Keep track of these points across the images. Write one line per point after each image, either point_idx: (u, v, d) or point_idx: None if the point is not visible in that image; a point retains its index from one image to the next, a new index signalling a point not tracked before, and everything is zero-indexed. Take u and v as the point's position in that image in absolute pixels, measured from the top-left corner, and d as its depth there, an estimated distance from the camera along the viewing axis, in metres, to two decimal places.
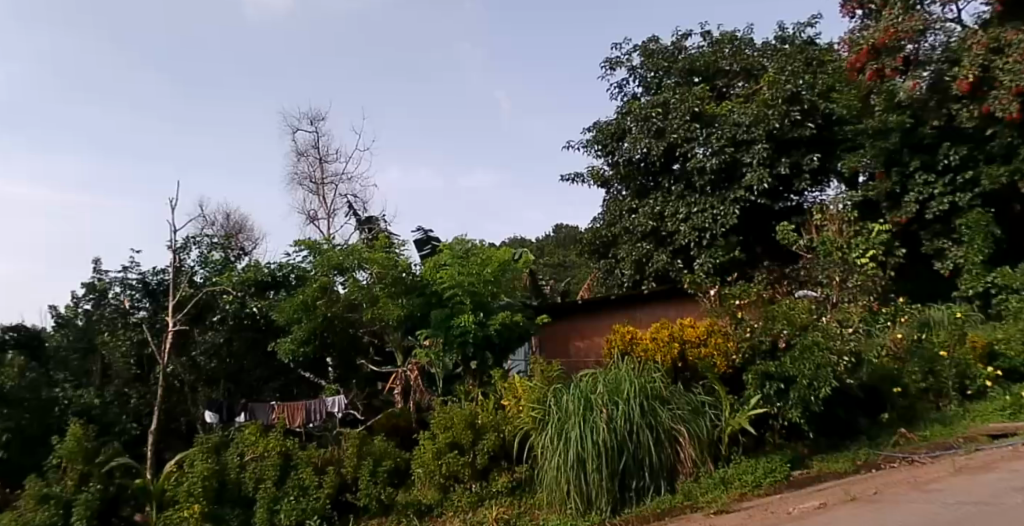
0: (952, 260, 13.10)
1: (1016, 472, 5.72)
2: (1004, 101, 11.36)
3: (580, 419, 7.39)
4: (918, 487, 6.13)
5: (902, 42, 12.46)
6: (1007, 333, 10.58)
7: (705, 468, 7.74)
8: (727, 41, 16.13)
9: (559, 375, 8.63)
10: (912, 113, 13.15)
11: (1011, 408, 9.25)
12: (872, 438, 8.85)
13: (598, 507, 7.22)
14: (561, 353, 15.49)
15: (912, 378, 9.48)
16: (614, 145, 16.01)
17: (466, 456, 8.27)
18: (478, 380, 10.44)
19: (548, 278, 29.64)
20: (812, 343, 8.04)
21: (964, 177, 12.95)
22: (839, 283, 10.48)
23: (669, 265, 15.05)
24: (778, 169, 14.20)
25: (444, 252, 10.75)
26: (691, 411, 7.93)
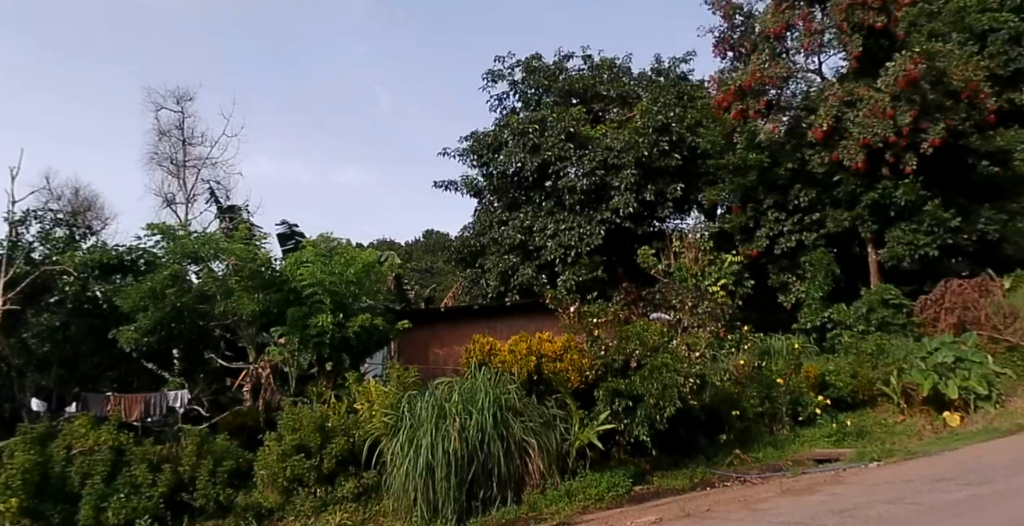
0: (795, 294, 14.23)
1: (834, 495, 6.19)
2: (852, 150, 12.62)
3: (433, 427, 7.27)
4: (748, 506, 6.49)
5: (766, 87, 13.49)
6: (837, 367, 11.52)
7: (552, 481, 7.81)
8: (606, 67, 16.64)
9: (415, 382, 8.49)
10: (770, 153, 14.07)
11: (836, 434, 10.03)
12: (710, 457, 9.35)
13: (444, 516, 7.10)
14: (420, 361, 15.24)
15: (750, 402, 10.12)
16: (489, 156, 16.10)
17: (312, 459, 7.82)
18: (332, 381, 10.07)
19: (416, 283, 29.29)
20: (660, 364, 8.31)
21: (811, 218, 14.11)
22: (690, 309, 10.44)
23: (533, 278, 15.23)
24: (643, 195, 14.77)
25: (308, 248, 10.30)
26: (542, 424, 7.99)
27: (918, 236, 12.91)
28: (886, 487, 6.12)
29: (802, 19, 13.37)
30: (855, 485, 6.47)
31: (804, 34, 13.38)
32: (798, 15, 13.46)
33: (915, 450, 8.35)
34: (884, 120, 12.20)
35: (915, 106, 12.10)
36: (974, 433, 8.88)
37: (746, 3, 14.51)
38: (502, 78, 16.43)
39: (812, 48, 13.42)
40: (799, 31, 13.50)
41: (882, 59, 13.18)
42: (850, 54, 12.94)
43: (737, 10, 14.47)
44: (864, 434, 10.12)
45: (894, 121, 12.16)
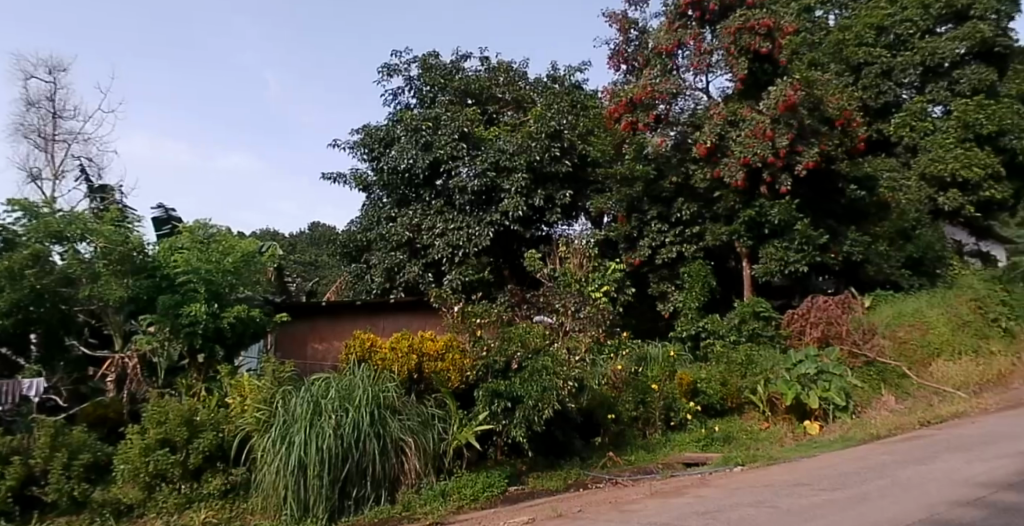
0: (673, 304, 14.81)
1: (699, 497, 6.48)
2: (732, 168, 13.34)
3: (307, 424, 7.00)
4: (618, 507, 6.66)
5: (656, 102, 14.10)
6: (708, 375, 12.07)
7: (428, 480, 7.68)
8: (502, 70, 16.73)
9: (291, 377, 8.06)
10: (656, 166, 14.62)
11: (704, 439, 10.50)
12: (584, 459, 9.55)
13: (315, 515, 6.84)
14: (297, 355, 14.71)
15: (625, 407, 10.44)
16: (381, 150, 15.71)
17: (178, 454, 7.28)
18: (203, 374, 9.45)
19: (298, 278, 28.22)
20: (541, 367, 8.50)
21: (691, 230, 14.63)
22: (570, 313, 10.60)
23: (419, 277, 15.11)
24: (533, 200, 14.91)
25: (183, 234, 9.73)
26: (421, 423, 7.88)
27: (789, 252, 13.81)
28: (748, 490, 6.45)
29: (693, 39, 13.97)
30: (719, 489, 6.79)
31: (694, 53, 13.99)
32: (689, 35, 14.04)
33: (777, 456, 8.87)
34: (763, 141, 13.03)
35: (792, 130, 13.01)
36: (831, 441, 9.47)
37: (641, 19, 15.00)
38: (397, 72, 16.08)
39: (701, 68, 14.03)
40: (690, 50, 14.10)
41: (765, 83, 13.99)
42: (737, 75, 13.63)
43: (633, 25, 14.98)
44: (731, 440, 10.63)
45: (772, 143, 13.00)
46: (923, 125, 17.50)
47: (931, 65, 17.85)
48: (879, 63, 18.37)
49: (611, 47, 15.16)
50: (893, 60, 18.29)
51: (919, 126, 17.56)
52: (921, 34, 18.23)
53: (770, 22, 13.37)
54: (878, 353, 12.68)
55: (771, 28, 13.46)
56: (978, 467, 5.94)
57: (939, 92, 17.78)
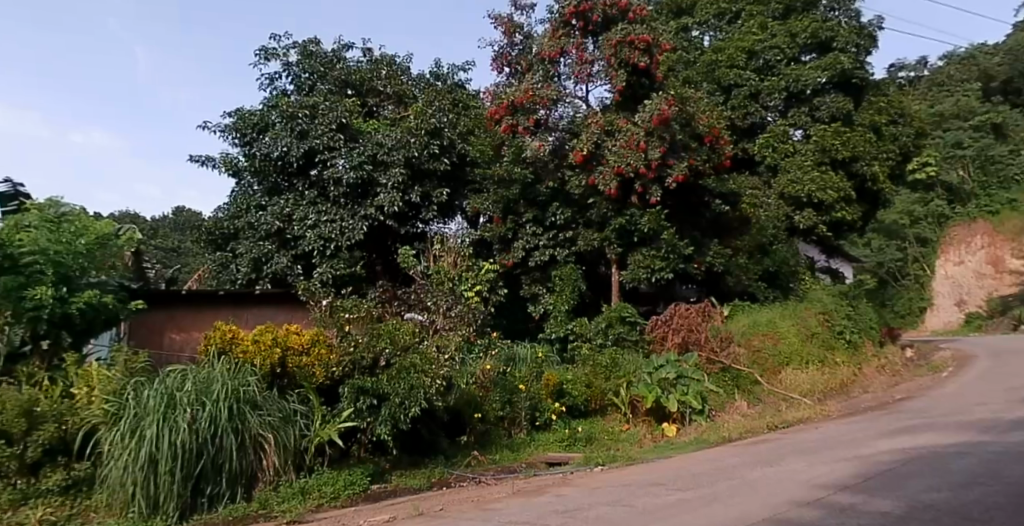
0: (543, 306, 15.12)
1: (561, 496, 6.61)
2: (607, 177, 13.69)
3: (159, 416, 6.53)
4: (481, 506, 6.66)
5: (537, 106, 14.19)
6: (574, 377, 12.21)
7: (286, 478, 7.43)
8: (385, 63, 16.37)
9: (144, 368, 7.74)
10: (534, 170, 14.84)
11: (568, 439, 10.80)
12: (449, 458, 9.52)
13: (164, 513, 6.41)
14: (152, 344, 13.56)
15: (492, 407, 10.48)
16: (253, 136, 15.03)
17: (14, 448, 6.59)
18: (46, 362, 8.64)
19: (158, 263, 26.49)
20: (409, 365, 8.32)
21: (565, 235, 15.04)
22: (443, 311, 10.38)
23: (288, 269, 14.58)
24: (410, 196, 14.75)
25: (31, 211, 8.59)
26: (281, 419, 7.59)
27: (655, 261, 14.37)
28: (607, 489, 6.65)
29: (575, 48, 14.35)
30: (580, 488, 6.97)
31: (576, 62, 14.39)
32: (571, 44, 14.41)
33: (635, 457, 9.21)
34: (636, 152, 13.46)
35: (664, 144, 13.57)
36: (687, 443, 9.98)
37: (526, 24, 15.20)
38: (274, 57, 15.41)
39: (581, 77, 14.44)
40: (571, 59, 14.47)
41: (641, 97, 14.49)
42: (614, 87, 14.15)
43: (518, 29, 15.12)
44: (592, 440, 10.97)
45: (645, 154, 13.48)
46: (784, 147, 18.76)
47: (794, 91, 19.13)
48: (746, 86, 19.48)
49: (495, 49, 15.29)
50: (760, 84, 19.45)
51: (781, 148, 18.82)
52: (787, 62, 19.52)
53: (649, 39, 13.93)
54: (733, 360, 13.55)
55: (650, 44, 14.01)
56: (816, 469, 6.40)
57: (800, 117, 19.15)
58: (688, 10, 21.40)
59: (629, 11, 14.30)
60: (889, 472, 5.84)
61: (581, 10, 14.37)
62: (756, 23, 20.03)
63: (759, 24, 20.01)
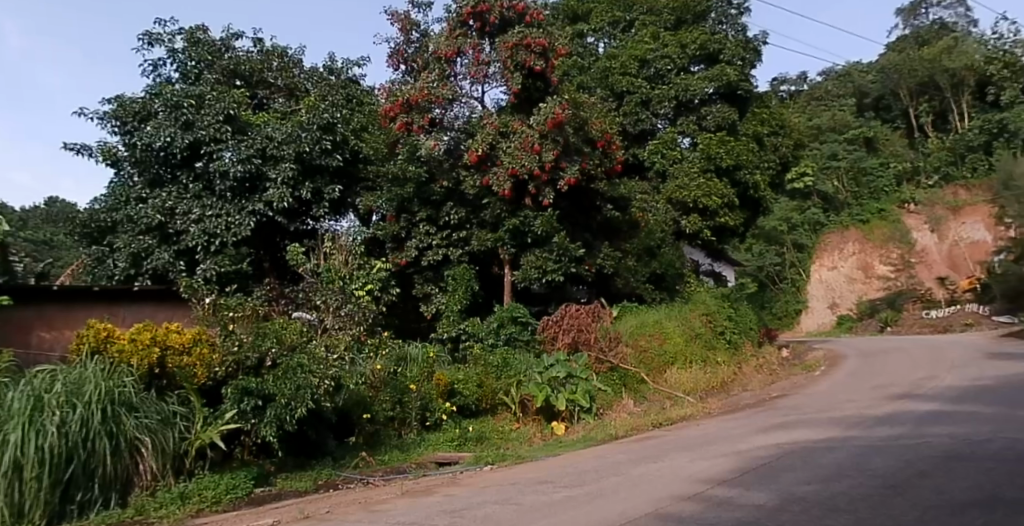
0: (436, 305, 15.00)
1: (449, 496, 6.59)
2: (500, 178, 13.74)
3: (25, 421, 6.03)
4: (367, 507, 6.47)
5: (431, 105, 14.24)
6: (465, 376, 12.26)
7: (164, 482, 7.14)
8: (276, 55, 15.96)
9: (8, 369, 7.13)
10: (428, 170, 14.67)
11: (457, 439, 10.72)
12: (336, 459, 9.39)
13: (30, 521, 5.96)
14: (14, 344, 11.67)
15: (382, 406, 10.46)
16: (135, 126, 14.11)
17: None
18: None
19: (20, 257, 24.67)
20: (296, 365, 8.21)
21: (458, 234, 14.92)
22: (332, 310, 10.89)
23: (170, 265, 13.87)
24: (300, 193, 14.22)
25: None
26: (160, 422, 7.28)
27: (548, 262, 14.31)
28: (494, 489, 6.68)
29: (472, 48, 14.33)
30: (468, 488, 6.97)
31: (472, 62, 14.33)
32: (468, 44, 14.39)
33: (524, 456, 9.27)
34: (531, 154, 13.54)
35: (557, 147, 13.62)
36: (575, 441, 10.16)
37: (423, 21, 15.14)
38: (160, 43, 14.78)
39: (478, 77, 14.39)
40: (468, 59, 14.43)
41: (536, 100, 14.52)
42: (511, 89, 14.21)
43: (414, 26, 15.15)
44: (483, 440, 10.93)
45: (539, 157, 13.56)
46: (673, 153, 19.44)
47: (684, 100, 19.93)
48: (638, 93, 20.08)
49: (391, 45, 15.29)
50: (650, 92, 20.11)
51: (670, 155, 19.48)
52: (678, 71, 20.20)
53: (545, 43, 14.06)
54: (620, 360, 13.89)
55: (546, 48, 14.12)
56: (697, 465, 6.62)
57: (689, 125, 19.91)
58: (584, 17, 22.10)
59: (527, 15, 14.47)
60: (765, 467, 6.10)
61: (479, 11, 14.45)
62: (648, 33, 20.71)
63: (651, 33, 20.69)
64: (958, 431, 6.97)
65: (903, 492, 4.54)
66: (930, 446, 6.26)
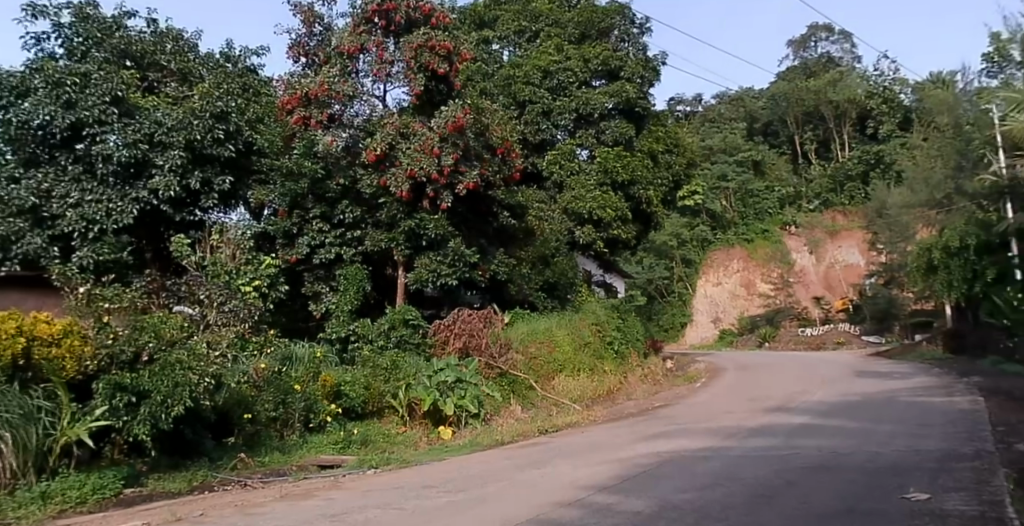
0: (325, 305, 14.31)
1: (329, 500, 6.48)
2: (399, 179, 13.40)
3: None
4: (243, 511, 6.22)
5: (331, 101, 13.93)
6: (352, 378, 11.83)
7: (25, 481, 6.83)
8: (171, 38, 14.77)
9: None
10: (325, 165, 14.04)
11: (341, 442, 10.39)
12: (213, 460, 9.02)
13: None
14: None
15: (264, 406, 10.11)
16: (10, 101, 12.53)
17: None
18: None
19: None
20: (174, 361, 7.92)
21: (352, 234, 14.19)
22: (216, 305, 9.94)
23: (42, 251, 12.49)
24: (188, 181, 13.03)
25: None
26: (23, 416, 6.89)
27: (442, 266, 14.15)
28: (375, 493, 6.61)
29: (376, 46, 14.05)
30: (350, 491, 6.87)
31: (375, 60, 14.05)
32: (372, 42, 14.11)
33: (410, 459, 9.20)
34: (430, 157, 13.37)
35: (457, 151, 13.61)
36: (461, 446, 10.16)
37: (327, 16, 14.90)
38: (46, 16, 13.93)
39: (380, 76, 14.11)
40: (371, 56, 14.15)
41: (438, 103, 14.60)
42: (413, 90, 14.05)
43: (317, 19, 14.82)
44: (368, 443, 10.70)
45: (438, 160, 13.43)
46: (571, 165, 19.78)
47: (584, 113, 20.22)
48: (540, 103, 20.40)
49: (291, 37, 14.85)
50: (552, 103, 20.46)
51: (567, 166, 19.76)
52: (579, 84, 20.60)
53: (450, 47, 14.07)
54: (511, 365, 13.96)
55: (450, 52, 14.16)
56: (579, 472, 6.73)
57: (587, 137, 20.26)
58: (491, 23, 22.14)
59: (433, 17, 14.28)
60: (644, 475, 6.25)
61: (384, 9, 14.13)
62: (553, 44, 20.88)
63: (556, 45, 20.87)
64: (825, 444, 7.35)
65: (772, 500, 4.75)
66: (799, 457, 6.57)
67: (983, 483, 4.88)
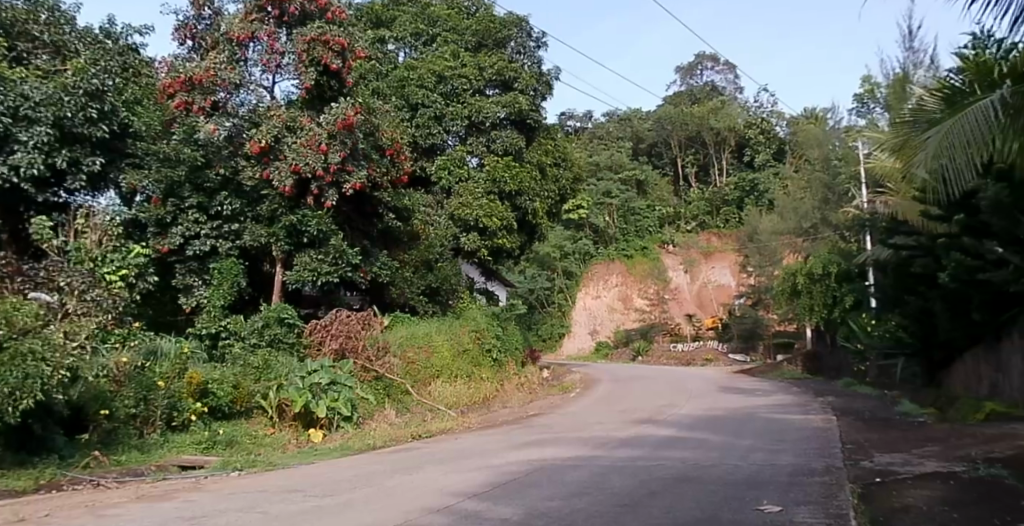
0: (196, 299, 13.66)
1: (189, 501, 6.22)
2: (282, 173, 13.18)
3: None
4: (94, 512, 5.89)
5: (216, 88, 13.33)
6: (220, 377, 11.36)
7: None
8: (47, 7, 13.88)
9: None
10: (204, 153, 13.34)
11: (205, 442, 9.98)
12: (63, 457, 8.47)
13: None
14: None
15: (124, 402, 9.51)
16: None
17: None
18: None
19: None
20: (26, 352, 7.40)
21: (230, 226, 13.64)
22: (76, 293, 9.65)
23: None
24: (54, 160, 12.30)
25: None
26: None
27: (323, 265, 13.96)
28: (238, 496, 6.42)
29: (267, 35, 13.68)
30: (211, 494, 6.62)
31: (266, 50, 13.75)
32: (264, 30, 13.72)
33: (276, 462, 8.95)
34: (316, 153, 13.16)
35: (345, 149, 13.42)
36: (331, 449, 10.00)
37: (218, 0, 14.31)
38: None
39: (270, 66, 13.85)
40: (262, 46, 13.79)
41: (328, 99, 14.23)
42: (303, 84, 13.76)
43: (207, 2, 14.25)
44: (234, 444, 10.30)
45: (325, 157, 13.23)
46: (460, 171, 19.68)
47: (476, 121, 20.06)
48: (432, 108, 19.89)
49: (179, 19, 14.23)
50: (444, 108, 20.02)
51: (456, 172, 19.67)
52: (472, 92, 20.41)
53: (345, 43, 13.79)
54: (387, 369, 13.94)
55: (344, 48, 13.87)
56: (450, 478, 6.73)
57: (477, 145, 20.07)
58: (388, 24, 21.28)
59: (329, 11, 14.01)
60: (514, 482, 6.34)
61: None
62: (449, 50, 20.48)
63: (451, 51, 20.48)
64: (689, 456, 7.62)
65: (635, 510, 4.89)
66: (663, 468, 6.79)
67: (829, 497, 5.18)
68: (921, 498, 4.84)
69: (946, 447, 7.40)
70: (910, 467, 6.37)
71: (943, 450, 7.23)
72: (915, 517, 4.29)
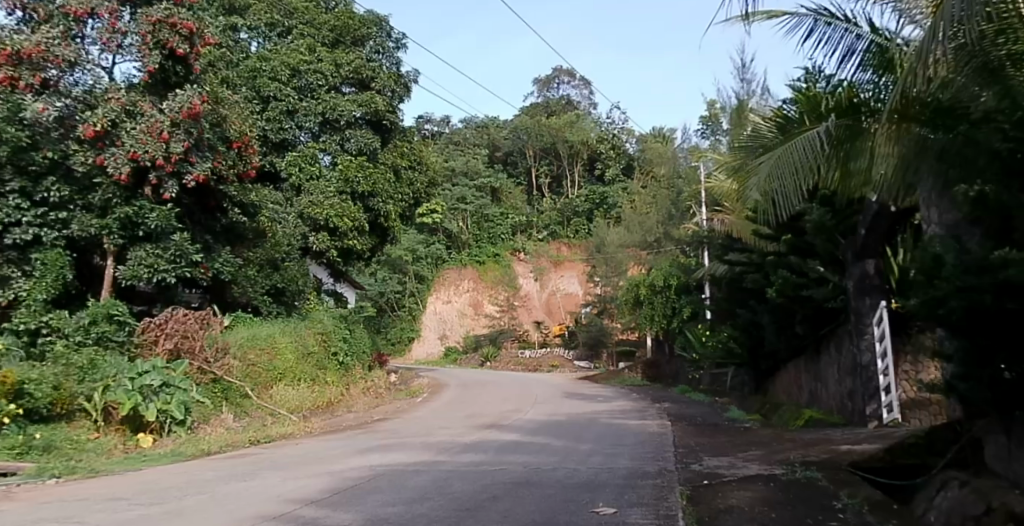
0: (14, 292, 12.50)
1: None
2: (118, 161, 12.50)
3: None
4: None
5: (47, 64, 12.48)
6: (38, 376, 10.28)
7: None
8: None
9: None
10: (30, 133, 12.51)
11: (19, 447, 9.24)
12: None
13: None
14: None
15: None
16: None
17: None
18: None
19: None
20: None
21: (56, 214, 12.77)
22: None
23: None
24: None
25: None
26: None
27: (160, 261, 13.24)
28: (53, 506, 5.99)
29: (109, 13, 12.90)
30: (22, 503, 6.15)
31: (106, 28, 12.92)
32: (105, 8, 12.93)
33: (99, 468, 8.49)
34: (157, 141, 12.62)
35: (189, 139, 13.02)
36: (161, 455, 9.57)
37: None
38: None
39: (110, 46, 13.07)
40: (102, 23, 12.99)
41: (173, 85, 13.62)
42: (145, 67, 13.07)
43: None
44: (53, 449, 9.56)
45: (166, 146, 12.72)
46: (311, 169, 19.24)
47: (330, 118, 19.56)
48: (284, 101, 19.27)
49: None
50: (296, 103, 19.45)
51: (307, 170, 19.22)
52: (327, 89, 19.87)
53: (193, 27, 13.18)
54: (226, 371, 13.46)
55: (193, 33, 13.25)
56: (289, 485, 6.57)
57: (330, 144, 19.66)
58: (240, 11, 19.95)
59: None
60: (355, 488, 6.28)
61: None
62: (304, 44, 19.87)
63: (307, 46, 19.89)
64: (531, 460, 7.81)
65: (475, 514, 4.96)
66: (505, 473, 6.91)
67: (660, 499, 5.46)
68: (743, 499, 5.18)
69: (768, 451, 7.94)
70: (736, 469, 6.79)
71: (765, 454, 7.76)
72: (737, 518, 4.59)
